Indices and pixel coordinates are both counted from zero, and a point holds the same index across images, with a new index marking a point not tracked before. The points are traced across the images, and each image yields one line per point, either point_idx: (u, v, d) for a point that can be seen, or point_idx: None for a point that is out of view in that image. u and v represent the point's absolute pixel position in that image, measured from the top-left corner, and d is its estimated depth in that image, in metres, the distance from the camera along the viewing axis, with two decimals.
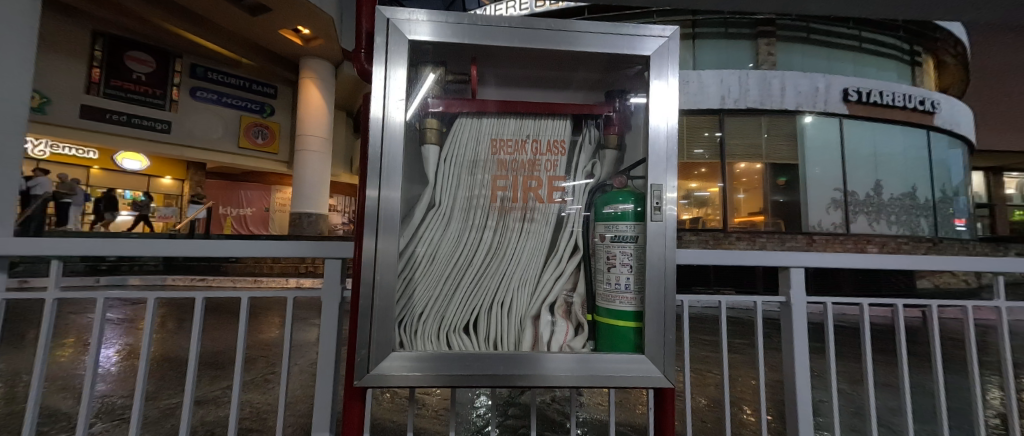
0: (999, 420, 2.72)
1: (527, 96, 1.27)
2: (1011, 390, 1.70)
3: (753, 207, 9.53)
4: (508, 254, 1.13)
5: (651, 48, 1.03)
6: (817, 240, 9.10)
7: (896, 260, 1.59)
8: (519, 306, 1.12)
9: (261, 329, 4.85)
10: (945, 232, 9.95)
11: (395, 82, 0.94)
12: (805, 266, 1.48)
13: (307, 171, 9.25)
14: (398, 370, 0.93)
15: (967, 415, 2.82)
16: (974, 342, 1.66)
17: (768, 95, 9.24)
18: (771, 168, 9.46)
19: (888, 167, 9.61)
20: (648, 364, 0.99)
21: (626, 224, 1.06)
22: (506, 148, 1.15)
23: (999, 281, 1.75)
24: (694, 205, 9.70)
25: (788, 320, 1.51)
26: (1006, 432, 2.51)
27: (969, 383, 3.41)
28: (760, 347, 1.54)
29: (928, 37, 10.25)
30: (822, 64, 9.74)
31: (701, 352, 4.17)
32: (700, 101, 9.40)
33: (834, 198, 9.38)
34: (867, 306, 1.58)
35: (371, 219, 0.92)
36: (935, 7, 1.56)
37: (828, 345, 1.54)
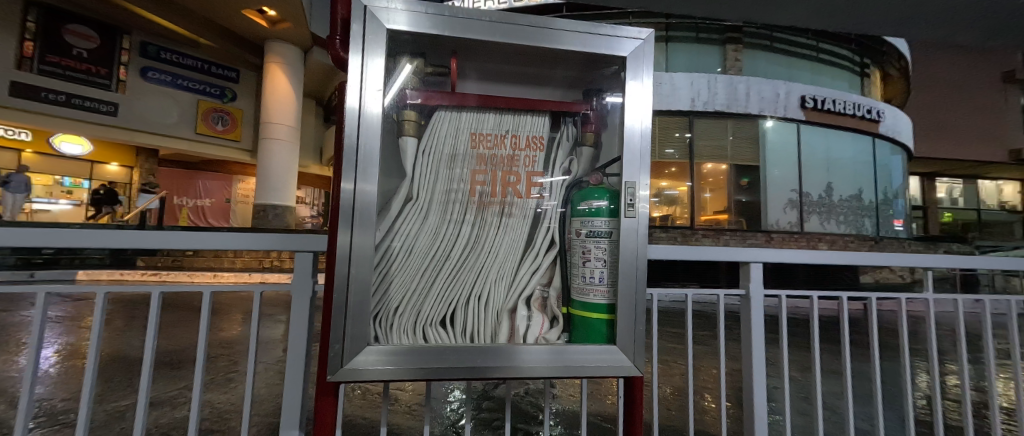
0: (925, 400, 3.04)
1: (507, 92, 1.27)
2: (935, 374, 1.89)
3: (718, 206, 10.01)
4: (485, 248, 1.14)
5: (628, 49, 1.06)
6: (774, 238, 9.73)
7: (843, 256, 1.72)
8: (496, 300, 1.13)
9: (223, 326, 4.62)
10: (885, 231, 10.89)
11: (372, 72, 0.91)
12: (763, 261, 1.58)
13: (272, 161, 8.80)
14: (372, 364, 0.92)
15: (899, 397, 3.12)
16: (905, 332, 1.84)
17: (734, 99, 9.72)
18: (735, 169, 9.97)
19: (839, 170, 10.37)
20: (620, 355, 1.04)
21: (601, 219, 1.09)
22: (485, 143, 1.15)
23: (928, 276, 1.94)
24: (664, 203, 10.17)
25: (747, 312, 1.60)
26: (931, 411, 2.81)
27: (900, 368, 3.77)
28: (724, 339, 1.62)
29: (875, 50, 11.07)
30: (781, 72, 10.34)
31: (667, 343, 4.37)
32: (671, 103, 9.74)
33: (790, 199, 10.02)
34: (818, 299, 1.70)
35: (347, 211, 0.89)
36: (882, 22, 1.69)
37: (782, 336, 1.65)
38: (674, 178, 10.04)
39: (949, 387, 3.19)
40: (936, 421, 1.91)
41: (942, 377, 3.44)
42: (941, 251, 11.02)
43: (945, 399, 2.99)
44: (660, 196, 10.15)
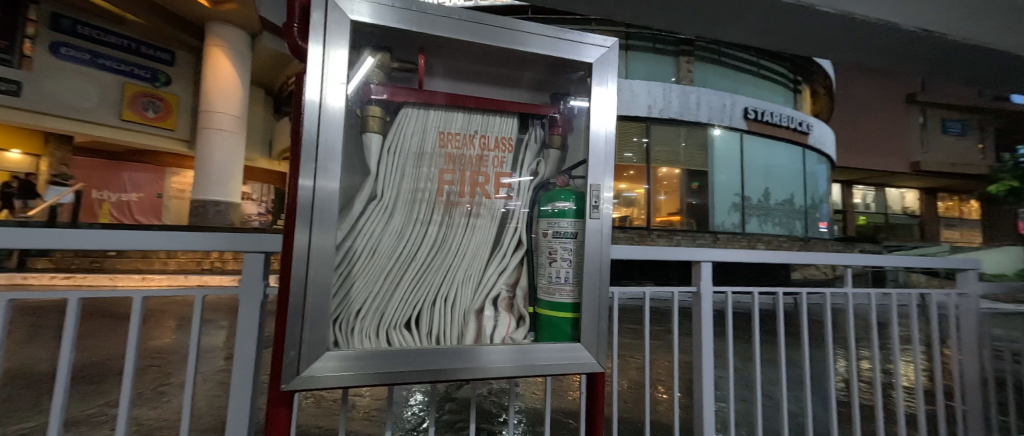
0: (844, 383, 3.43)
1: (475, 91, 1.26)
2: (852, 359, 2.13)
3: (671, 208, 10.66)
4: (452, 248, 1.13)
5: (594, 56, 1.09)
6: (720, 238, 10.51)
7: (779, 255, 1.89)
8: (463, 301, 1.12)
9: (152, 334, 4.17)
10: (812, 233, 12.14)
11: (333, 64, 0.87)
12: (712, 261, 1.70)
13: (213, 153, 8.07)
14: (331, 371, 0.87)
15: (823, 381, 3.49)
16: (828, 322, 2.06)
17: (686, 108, 10.35)
18: (687, 174, 10.62)
19: (775, 177, 11.40)
20: (584, 351, 1.07)
21: (567, 220, 1.12)
22: (453, 142, 1.13)
23: (847, 272, 2.19)
24: (623, 204, 10.59)
25: (698, 308, 1.71)
26: (848, 393, 3.18)
27: (824, 355, 4.22)
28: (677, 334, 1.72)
29: (806, 69, 12.28)
30: (727, 84, 11.18)
31: (625, 339, 4.56)
32: (630, 108, 10.14)
33: (734, 202, 10.86)
34: (760, 294, 1.85)
35: (304, 209, 0.84)
36: (814, 44, 1.88)
37: (728, 330, 1.78)
38: (632, 181, 10.49)
39: (862, 370, 3.62)
40: (854, 400, 2.15)
41: (857, 362, 3.90)
42: (857, 251, 12.48)
43: (859, 381, 3.39)
44: (619, 198, 10.64)
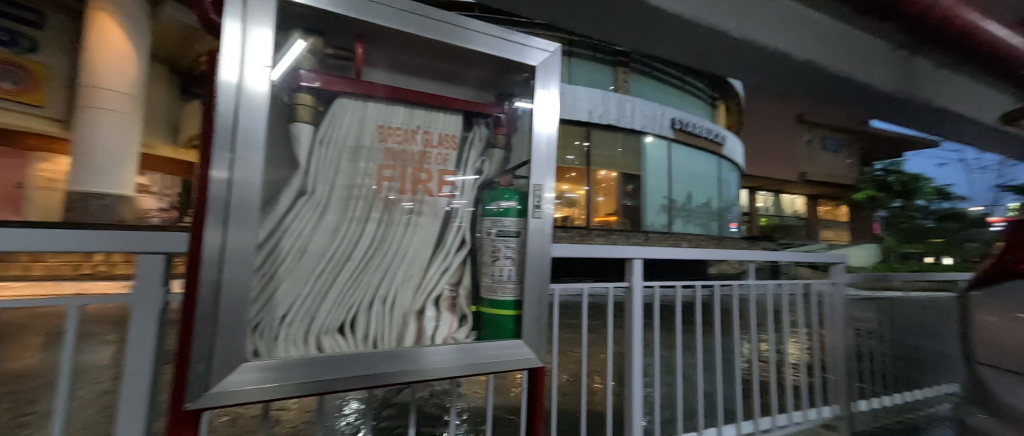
0: (747, 362, 3.95)
1: (417, 85, 1.21)
2: (754, 343, 2.46)
3: (609, 209, 11.40)
4: (392, 247, 1.08)
5: (537, 59, 1.12)
6: (650, 237, 11.43)
7: (699, 253, 2.11)
8: (403, 302, 1.08)
9: (6, 356, 3.39)
10: (725, 232, 13.75)
11: (254, 43, 0.77)
12: (642, 258, 1.84)
13: (97, 136, 6.79)
14: (251, 383, 0.79)
15: (732, 362, 3.98)
16: (736, 311, 2.35)
17: (623, 115, 11.08)
18: (624, 177, 11.37)
19: (696, 182, 12.71)
20: (525, 347, 1.10)
21: (510, 219, 1.14)
22: (394, 136, 1.08)
23: (751, 267, 2.51)
24: (565, 205, 10.82)
25: (630, 302, 1.84)
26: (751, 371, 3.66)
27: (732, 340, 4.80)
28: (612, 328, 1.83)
29: (722, 88, 13.87)
30: (657, 96, 12.19)
31: (567, 334, 4.75)
32: (573, 113, 10.57)
33: (663, 204, 11.90)
34: (681, 288, 2.05)
35: (218, 205, 0.74)
36: (727, 64, 2.13)
37: (655, 321, 1.94)
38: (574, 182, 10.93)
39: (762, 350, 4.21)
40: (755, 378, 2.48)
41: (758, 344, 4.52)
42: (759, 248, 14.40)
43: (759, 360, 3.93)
44: (562, 198, 10.84)
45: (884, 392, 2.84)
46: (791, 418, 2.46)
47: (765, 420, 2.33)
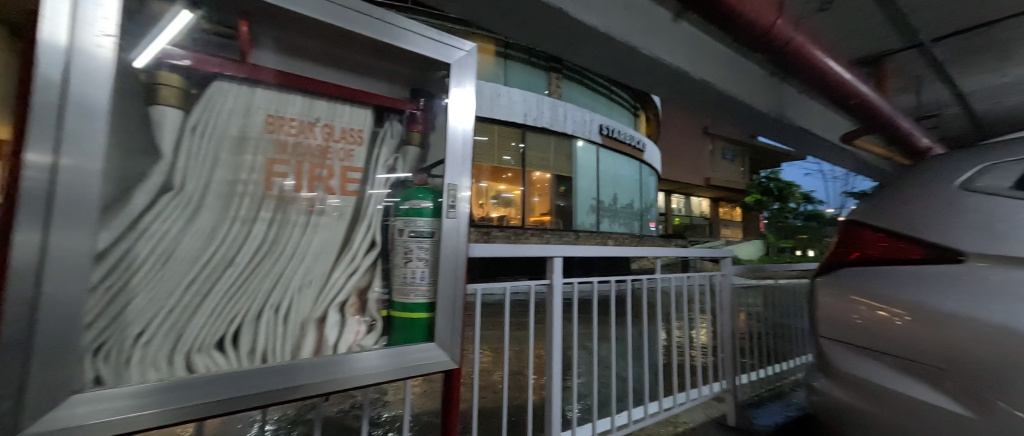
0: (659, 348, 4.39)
1: (320, 73, 1.11)
2: (659, 328, 2.75)
3: (543, 209, 11.80)
4: (287, 251, 0.99)
5: (454, 58, 1.11)
6: (581, 236, 12.05)
7: (618, 251, 2.26)
8: (301, 310, 1.01)
9: None
10: (645, 231, 15.10)
11: (94, 7, 0.65)
12: (562, 256, 1.93)
13: None
14: (104, 414, 0.69)
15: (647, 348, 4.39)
16: (642, 301, 2.61)
17: (555, 119, 11.55)
18: (557, 178, 11.86)
19: (620, 184, 13.78)
20: (437, 349, 1.09)
21: (423, 219, 1.10)
22: (287, 128, 0.98)
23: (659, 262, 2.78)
24: (501, 204, 11.28)
25: (550, 298, 1.93)
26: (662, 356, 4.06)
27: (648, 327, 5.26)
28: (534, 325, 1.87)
29: (642, 100, 15.28)
30: (587, 102, 12.96)
31: (499, 332, 4.79)
32: (508, 114, 10.73)
33: (591, 205, 12.65)
34: (598, 282, 2.20)
35: (30, 204, 0.60)
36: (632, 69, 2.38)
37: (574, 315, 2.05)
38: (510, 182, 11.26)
39: None
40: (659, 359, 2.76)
41: None
42: (673, 244, 16.08)
43: None
44: (499, 198, 11.31)
45: (761, 365, 3.33)
46: (689, 396, 2.76)
47: (669, 399, 2.57)
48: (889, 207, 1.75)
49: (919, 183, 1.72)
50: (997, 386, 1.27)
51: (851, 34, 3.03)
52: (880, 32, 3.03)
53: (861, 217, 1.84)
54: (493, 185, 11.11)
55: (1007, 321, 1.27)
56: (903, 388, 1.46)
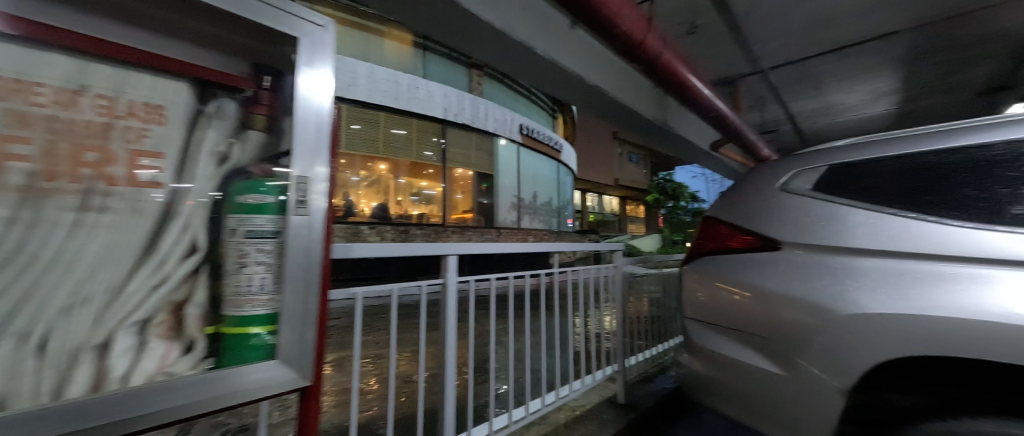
0: None
1: (123, 35, 1.04)
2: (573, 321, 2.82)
3: (465, 206, 11.86)
4: (58, 264, 0.93)
5: (309, 33, 1.08)
6: (502, 232, 12.28)
7: (503, 246, 2.43)
8: (76, 334, 0.97)
9: None
10: (563, 227, 16.00)
11: None
12: (457, 254, 1.87)
13: None
14: None
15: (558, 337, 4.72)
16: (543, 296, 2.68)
17: (476, 116, 11.59)
18: (479, 176, 11.99)
19: (540, 183, 14.39)
20: (287, 369, 1.09)
21: (264, 217, 1.15)
22: (37, 95, 0.89)
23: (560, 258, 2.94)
24: (423, 201, 11.21)
25: (445, 298, 1.86)
26: None
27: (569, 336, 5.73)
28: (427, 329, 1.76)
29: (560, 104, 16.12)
30: (508, 102, 13.21)
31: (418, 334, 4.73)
32: (427, 108, 10.54)
33: (512, 202, 12.99)
34: (501, 275, 2.22)
35: None
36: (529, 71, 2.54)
37: (470, 314, 2.05)
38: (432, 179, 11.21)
39: None
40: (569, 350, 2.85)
41: None
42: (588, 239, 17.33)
43: None
44: (420, 195, 11.17)
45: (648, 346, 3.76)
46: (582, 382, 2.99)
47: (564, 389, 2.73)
48: (737, 207, 2.15)
49: (754, 185, 2.14)
50: (799, 350, 1.67)
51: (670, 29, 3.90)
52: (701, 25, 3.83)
53: (725, 215, 2.17)
54: (414, 182, 11.01)
55: (806, 298, 1.67)
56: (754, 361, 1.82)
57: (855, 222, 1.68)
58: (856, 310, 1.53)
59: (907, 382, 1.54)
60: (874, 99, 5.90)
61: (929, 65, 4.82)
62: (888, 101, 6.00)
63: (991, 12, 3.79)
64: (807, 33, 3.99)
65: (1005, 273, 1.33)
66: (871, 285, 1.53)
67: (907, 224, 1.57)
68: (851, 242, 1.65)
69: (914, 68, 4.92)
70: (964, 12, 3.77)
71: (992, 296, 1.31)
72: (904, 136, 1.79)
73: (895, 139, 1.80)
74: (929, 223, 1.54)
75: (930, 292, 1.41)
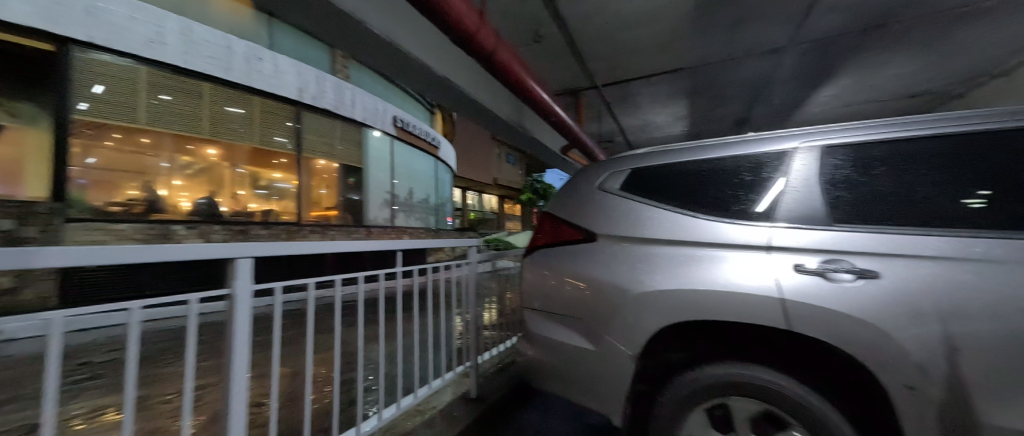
0: None
1: None
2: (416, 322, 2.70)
3: (329, 202, 10.54)
4: None
5: None
6: (372, 231, 11.43)
7: (341, 245, 2.00)
8: None
9: None
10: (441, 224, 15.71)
11: None
12: (253, 256, 1.39)
13: None
14: None
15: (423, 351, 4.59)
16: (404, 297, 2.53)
17: (341, 102, 10.38)
18: (345, 169, 10.82)
19: (417, 179, 13.82)
20: None
21: None
22: None
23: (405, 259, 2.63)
24: (273, 196, 9.50)
25: (233, 317, 1.37)
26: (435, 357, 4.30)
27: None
28: (193, 360, 1.30)
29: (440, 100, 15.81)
30: (382, 91, 12.12)
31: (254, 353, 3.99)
32: (275, 86, 8.97)
33: (385, 199, 12.14)
34: (361, 279, 1.96)
35: None
36: None
37: (277, 331, 1.60)
38: (286, 170, 9.64)
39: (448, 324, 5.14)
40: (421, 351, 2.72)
41: None
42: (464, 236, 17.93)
43: None
44: (270, 188, 9.49)
45: (499, 340, 3.96)
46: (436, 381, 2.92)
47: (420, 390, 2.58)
48: (569, 205, 2.46)
49: (581, 186, 2.48)
50: (606, 327, 2.00)
51: (510, 19, 4.07)
52: (538, 21, 4.10)
53: (554, 210, 2.53)
54: (261, 172, 9.37)
55: (612, 282, 2.03)
56: (573, 341, 2.13)
57: (646, 218, 2.11)
58: (643, 288, 1.93)
59: (675, 342, 1.98)
60: (674, 121, 7.62)
61: (705, 99, 6.49)
62: (683, 124, 7.84)
63: (735, 66, 5.28)
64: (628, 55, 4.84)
65: (728, 253, 1.84)
66: (653, 268, 1.96)
67: (676, 219, 2.04)
68: (643, 233, 2.07)
69: (696, 100, 6.52)
70: (723, 61, 5.12)
71: (720, 271, 1.81)
72: (677, 149, 2.29)
73: (672, 151, 2.30)
74: (688, 216, 2.03)
75: (688, 270, 1.88)
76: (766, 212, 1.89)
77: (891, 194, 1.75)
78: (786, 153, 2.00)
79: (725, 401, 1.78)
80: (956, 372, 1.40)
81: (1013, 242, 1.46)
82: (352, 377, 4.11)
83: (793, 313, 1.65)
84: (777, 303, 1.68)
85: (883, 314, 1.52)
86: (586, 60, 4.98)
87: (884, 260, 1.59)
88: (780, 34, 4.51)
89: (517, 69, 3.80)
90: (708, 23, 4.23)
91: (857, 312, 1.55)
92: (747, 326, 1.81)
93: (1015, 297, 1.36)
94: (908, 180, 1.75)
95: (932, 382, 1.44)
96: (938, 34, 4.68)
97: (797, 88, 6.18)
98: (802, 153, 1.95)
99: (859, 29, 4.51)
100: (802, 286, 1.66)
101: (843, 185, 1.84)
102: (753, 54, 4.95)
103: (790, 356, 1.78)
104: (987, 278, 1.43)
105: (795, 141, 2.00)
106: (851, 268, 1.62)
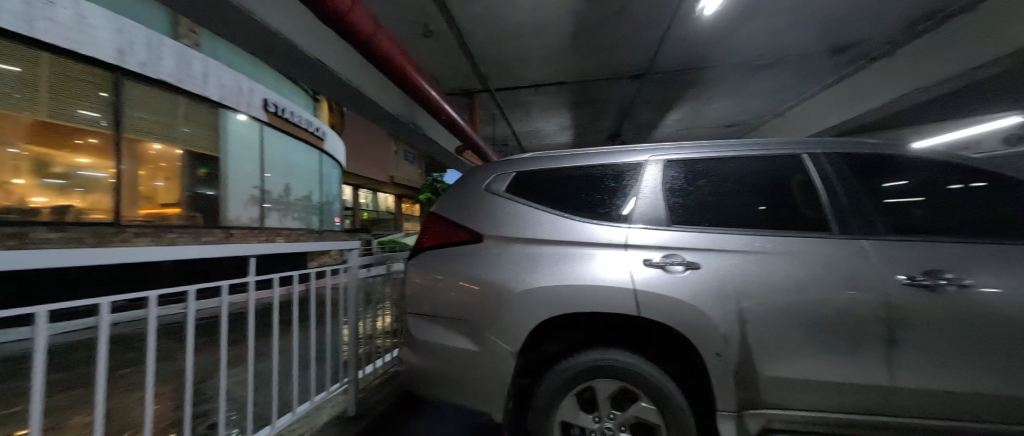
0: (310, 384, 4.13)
1: None
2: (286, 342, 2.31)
3: (168, 197, 9.08)
4: None
5: None
6: (234, 235, 9.71)
7: (184, 251, 1.53)
8: None
9: None
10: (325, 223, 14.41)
11: None
12: None
13: None
14: None
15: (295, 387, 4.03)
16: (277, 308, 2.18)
17: (185, 75, 8.84)
18: (190, 157, 9.52)
19: (295, 172, 12.75)
20: None
21: None
22: None
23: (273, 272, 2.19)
24: (76, 188, 7.57)
25: None
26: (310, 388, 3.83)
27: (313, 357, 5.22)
28: None
29: None
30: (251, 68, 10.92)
31: None
32: (86, 45, 7.16)
33: (251, 194, 10.96)
34: (193, 294, 1.56)
35: None
36: None
37: (40, 375, 1.15)
38: (98, 153, 7.81)
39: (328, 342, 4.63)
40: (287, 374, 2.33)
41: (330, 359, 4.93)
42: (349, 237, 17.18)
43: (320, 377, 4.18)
44: (71, 177, 7.53)
45: (384, 349, 3.70)
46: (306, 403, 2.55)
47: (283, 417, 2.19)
48: (456, 206, 2.43)
49: (468, 187, 2.47)
50: (490, 326, 2.04)
51: (399, 11, 3.87)
52: (429, 16, 4.00)
53: (440, 210, 2.48)
54: (59, 156, 7.39)
55: (496, 281, 2.08)
56: (456, 344, 2.10)
57: (527, 220, 2.22)
58: (524, 287, 2.03)
59: (551, 335, 2.15)
60: (561, 130, 8.34)
61: (585, 113, 7.26)
62: (568, 133, 8.63)
63: (608, 86, 6.04)
64: (518, 63, 5.09)
65: (595, 251, 2.07)
66: (533, 266, 2.07)
67: (554, 221, 2.20)
68: (525, 233, 2.18)
69: (578, 112, 7.25)
70: (598, 79, 5.79)
71: (588, 268, 2.02)
72: (555, 155, 2.48)
73: (552, 157, 2.47)
74: (563, 218, 2.21)
75: (562, 267, 2.05)
76: (624, 215, 2.18)
77: (709, 200, 2.19)
78: (639, 164, 2.34)
79: (592, 384, 1.99)
80: (744, 339, 1.86)
81: (776, 239, 2.00)
82: (197, 415, 3.40)
83: (642, 300, 1.94)
84: (630, 293, 1.95)
85: (701, 298, 1.91)
86: (478, 63, 5.05)
87: (704, 254, 1.99)
88: (639, 63, 5.32)
89: (403, 64, 3.65)
90: (585, 45, 4.72)
91: (686, 298, 1.92)
92: (609, 315, 2.06)
93: (772, 279, 1.90)
94: (719, 190, 2.22)
95: (731, 348, 1.87)
96: (741, 79, 6.14)
97: (654, 111, 7.41)
98: (650, 165, 2.32)
99: (694, 69, 5.62)
100: (649, 278, 1.96)
101: (678, 192, 2.22)
102: (620, 77, 5.72)
103: (640, 338, 2.10)
104: (761, 265, 1.93)
105: (646, 155, 2.35)
106: (682, 261, 1.98)
